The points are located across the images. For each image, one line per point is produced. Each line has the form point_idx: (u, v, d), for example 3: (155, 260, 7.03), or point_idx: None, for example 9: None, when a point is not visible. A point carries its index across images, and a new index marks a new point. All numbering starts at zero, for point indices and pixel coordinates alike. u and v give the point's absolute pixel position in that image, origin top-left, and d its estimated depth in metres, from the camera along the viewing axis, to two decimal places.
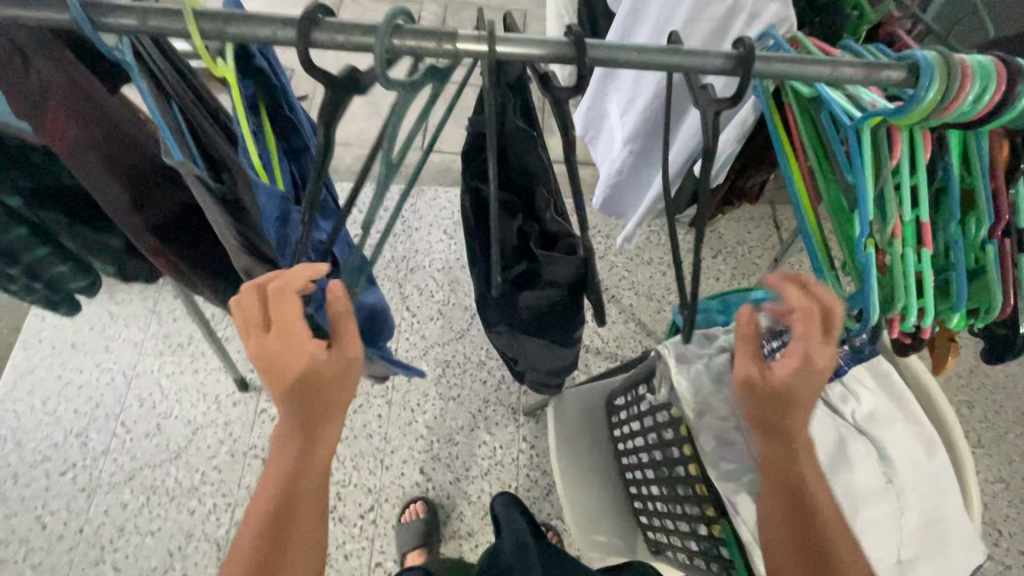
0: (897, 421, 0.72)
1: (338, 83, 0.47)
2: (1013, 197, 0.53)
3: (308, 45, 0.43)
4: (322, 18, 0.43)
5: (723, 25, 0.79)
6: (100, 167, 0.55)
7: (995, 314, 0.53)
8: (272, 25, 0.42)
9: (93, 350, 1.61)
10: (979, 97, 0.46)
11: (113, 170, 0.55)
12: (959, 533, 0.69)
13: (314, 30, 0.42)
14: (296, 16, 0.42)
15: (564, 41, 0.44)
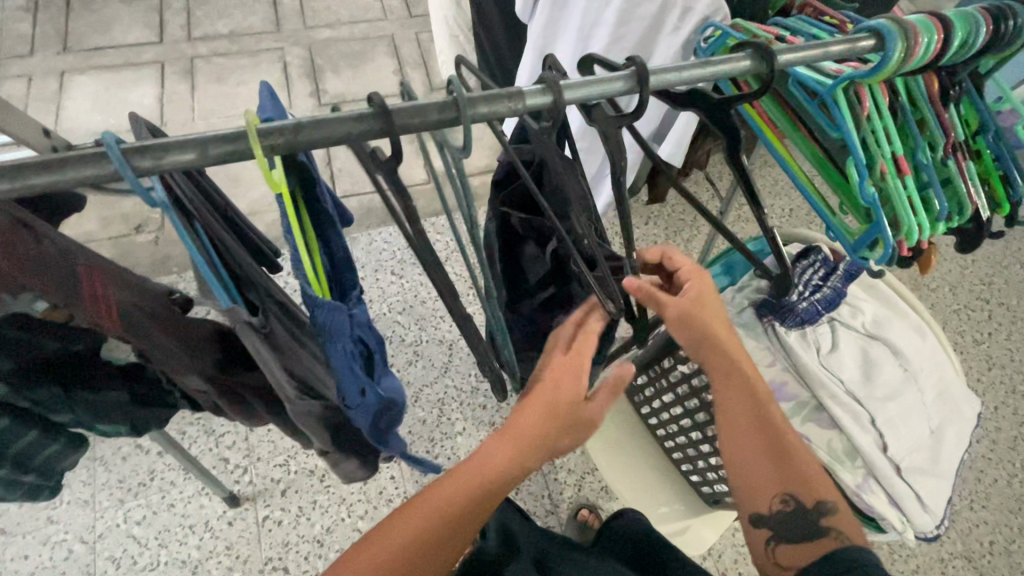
0: (895, 318, 0.84)
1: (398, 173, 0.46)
2: (950, 118, 0.65)
3: (390, 132, 0.42)
4: (391, 104, 0.42)
5: (656, 23, 0.87)
6: (141, 322, 0.53)
7: (968, 212, 0.65)
8: (347, 123, 0.40)
9: (33, 528, 1.35)
10: (929, 44, 0.56)
11: (157, 321, 0.55)
12: (960, 392, 0.84)
13: (392, 117, 0.41)
14: (370, 107, 0.41)
15: (619, 76, 0.47)
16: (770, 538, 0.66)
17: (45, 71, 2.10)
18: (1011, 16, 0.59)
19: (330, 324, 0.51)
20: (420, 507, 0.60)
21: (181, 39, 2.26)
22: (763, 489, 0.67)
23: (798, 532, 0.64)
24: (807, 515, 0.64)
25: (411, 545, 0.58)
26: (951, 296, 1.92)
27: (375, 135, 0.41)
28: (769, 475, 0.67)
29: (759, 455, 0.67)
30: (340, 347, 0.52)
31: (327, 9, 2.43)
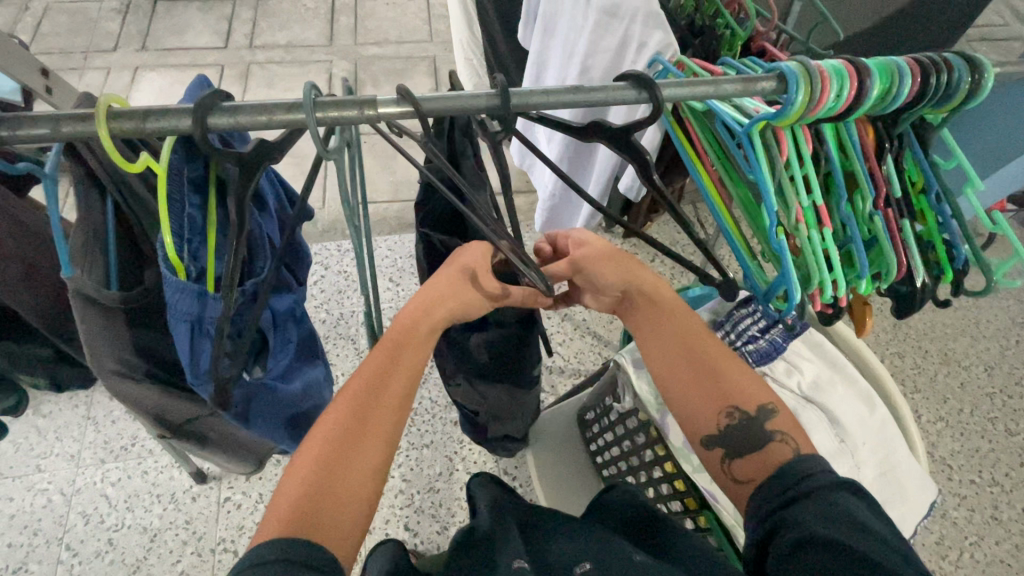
0: (839, 384, 0.78)
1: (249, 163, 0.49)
2: (885, 172, 0.61)
3: (205, 130, 0.44)
4: (218, 103, 0.44)
5: (619, 54, 0.88)
6: (16, 277, 0.54)
7: (894, 274, 0.60)
8: (170, 116, 0.43)
9: (22, 474, 1.46)
10: (839, 94, 0.53)
11: (28, 280, 0.55)
12: (909, 475, 0.76)
13: (208, 115, 0.43)
14: (190, 103, 0.43)
15: (477, 92, 0.48)
16: (723, 458, 0.64)
17: (122, 66, 2.34)
18: (945, 71, 0.55)
19: (175, 303, 0.52)
20: (319, 433, 0.61)
21: (243, 46, 2.47)
22: (704, 412, 0.66)
23: (748, 443, 0.62)
24: (751, 425, 0.63)
25: (324, 463, 0.58)
26: (986, 378, 1.73)
27: (192, 133, 0.44)
28: (706, 398, 0.66)
29: (687, 378, 0.67)
30: (179, 326, 0.54)
31: (377, 28, 2.58)
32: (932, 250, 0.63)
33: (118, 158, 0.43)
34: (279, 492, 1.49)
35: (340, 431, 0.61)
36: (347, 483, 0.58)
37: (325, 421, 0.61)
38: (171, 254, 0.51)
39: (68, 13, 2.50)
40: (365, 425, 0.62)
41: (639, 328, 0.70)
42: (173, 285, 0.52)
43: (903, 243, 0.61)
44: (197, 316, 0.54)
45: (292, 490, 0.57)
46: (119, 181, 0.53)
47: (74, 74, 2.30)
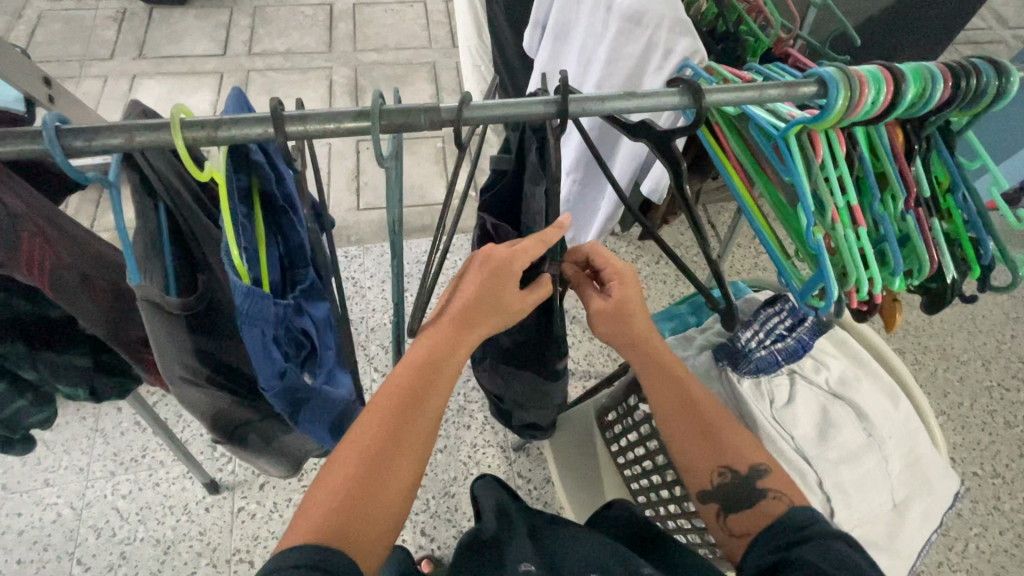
0: (864, 379, 0.81)
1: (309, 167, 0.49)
2: (915, 172, 0.63)
3: (283, 138, 0.45)
4: (291, 111, 0.45)
5: (643, 60, 0.89)
6: (75, 284, 0.55)
7: (927, 271, 0.62)
8: (248, 125, 0.44)
9: (30, 488, 1.44)
10: (877, 97, 0.55)
11: (88, 286, 0.56)
12: (935, 466, 0.78)
13: (285, 123, 0.44)
14: (268, 111, 0.44)
15: (537, 99, 0.49)
16: (720, 513, 0.64)
17: (120, 74, 2.32)
18: (974, 75, 0.58)
19: (248, 308, 0.52)
20: (357, 437, 0.58)
21: (242, 53, 2.46)
22: (698, 465, 0.66)
23: (737, 503, 0.63)
24: (747, 485, 0.63)
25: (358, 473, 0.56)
26: (984, 371, 1.78)
27: (272, 140, 0.45)
28: (702, 453, 0.66)
29: (687, 429, 0.67)
30: (254, 331, 0.54)
31: (376, 35, 2.59)
32: (960, 247, 0.65)
33: (191, 168, 0.44)
34: (293, 500, 1.48)
35: (378, 439, 0.58)
36: (381, 498, 0.56)
37: (361, 429, 0.58)
38: (238, 259, 0.51)
39: (63, 21, 2.47)
40: (393, 447, 0.58)
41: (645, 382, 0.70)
42: (243, 290, 0.52)
43: (933, 241, 0.63)
44: (269, 320, 0.54)
45: (327, 499, 0.55)
46: (168, 187, 0.53)
47: (70, 82, 2.28)
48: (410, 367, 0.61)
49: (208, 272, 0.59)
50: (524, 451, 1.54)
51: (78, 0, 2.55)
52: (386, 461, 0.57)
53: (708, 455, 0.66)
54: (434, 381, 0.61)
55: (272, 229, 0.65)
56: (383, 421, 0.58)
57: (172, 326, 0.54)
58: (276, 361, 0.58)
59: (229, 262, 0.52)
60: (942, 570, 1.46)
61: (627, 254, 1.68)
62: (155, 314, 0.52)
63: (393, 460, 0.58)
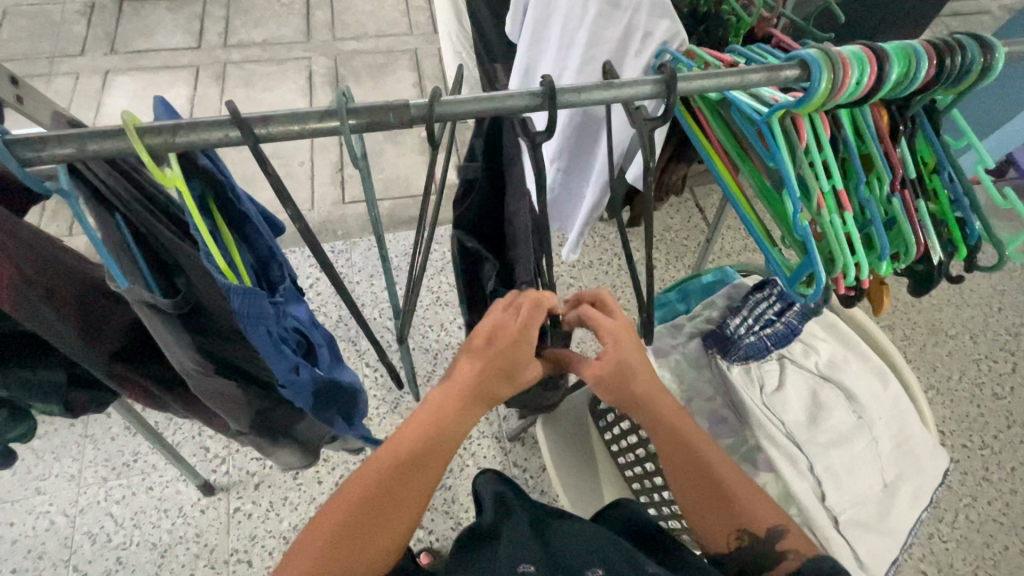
0: (854, 361, 0.80)
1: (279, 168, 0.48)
2: (900, 154, 0.63)
3: (253, 141, 0.43)
4: (257, 112, 0.43)
5: (623, 44, 0.86)
6: (41, 304, 0.53)
7: (914, 253, 0.62)
8: (212, 129, 0.42)
9: (22, 497, 1.42)
10: (860, 78, 0.54)
11: (53, 303, 0.54)
12: (925, 445, 0.78)
13: (252, 126, 0.43)
14: (231, 114, 0.42)
15: (507, 91, 0.48)
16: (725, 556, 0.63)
17: (92, 70, 2.25)
18: (959, 52, 0.56)
19: (248, 307, 0.53)
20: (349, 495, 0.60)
21: (217, 45, 2.39)
22: (714, 529, 0.64)
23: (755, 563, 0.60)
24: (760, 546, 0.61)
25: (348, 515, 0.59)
26: (972, 345, 1.79)
27: (241, 144, 0.43)
28: (715, 514, 0.64)
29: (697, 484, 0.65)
30: (260, 328, 0.55)
31: (355, 22, 2.53)
32: (947, 228, 0.65)
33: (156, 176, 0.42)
34: (289, 498, 1.48)
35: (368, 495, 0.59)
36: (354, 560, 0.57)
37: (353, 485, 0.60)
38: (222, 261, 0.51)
39: (29, 16, 2.39)
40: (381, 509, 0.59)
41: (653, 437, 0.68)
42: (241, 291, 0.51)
43: (920, 223, 0.63)
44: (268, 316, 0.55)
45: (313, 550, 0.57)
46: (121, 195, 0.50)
47: (41, 81, 2.21)
48: (420, 419, 0.63)
49: (184, 278, 0.58)
50: (520, 441, 1.54)
51: None
52: (375, 521, 0.59)
53: (724, 519, 0.63)
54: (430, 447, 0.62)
55: (236, 236, 0.61)
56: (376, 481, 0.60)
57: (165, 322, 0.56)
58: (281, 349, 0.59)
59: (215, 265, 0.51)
60: (934, 541, 1.49)
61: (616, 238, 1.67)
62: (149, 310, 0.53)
63: (380, 522, 0.59)
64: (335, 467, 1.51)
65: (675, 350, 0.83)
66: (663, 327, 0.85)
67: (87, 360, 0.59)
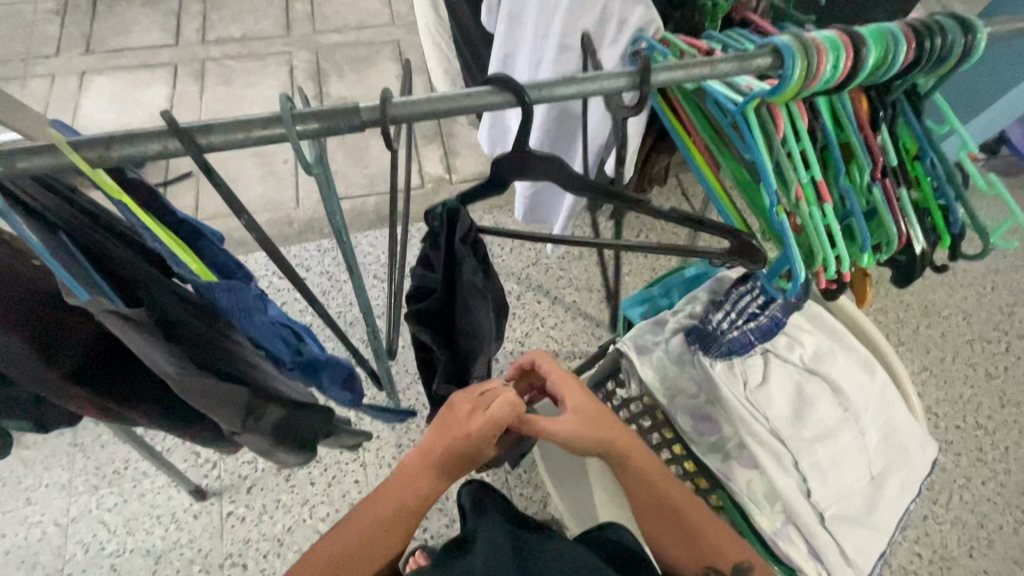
0: (839, 353, 0.79)
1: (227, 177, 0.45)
2: (881, 141, 0.61)
3: (197, 150, 0.41)
4: (197, 120, 0.41)
5: (598, 33, 0.84)
6: None
7: (895, 244, 0.60)
8: (151, 140, 0.40)
9: (12, 508, 1.42)
10: (836, 64, 0.52)
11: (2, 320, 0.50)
12: (912, 435, 0.77)
13: (194, 134, 0.40)
14: (168, 125, 0.40)
15: (462, 88, 0.46)
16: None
17: (68, 71, 2.21)
18: (939, 34, 0.54)
19: (233, 299, 0.55)
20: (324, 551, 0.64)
21: (195, 42, 2.34)
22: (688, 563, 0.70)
23: None
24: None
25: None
26: (965, 325, 1.78)
27: (182, 153, 0.41)
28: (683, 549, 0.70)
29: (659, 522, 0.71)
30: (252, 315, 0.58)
31: (336, 14, 2.47)
32: (930, 217, 0.63)
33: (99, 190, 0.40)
34: (282, 501, 1.47)
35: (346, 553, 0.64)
36: None
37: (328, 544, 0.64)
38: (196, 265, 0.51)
39: (1, 18, 2.34)
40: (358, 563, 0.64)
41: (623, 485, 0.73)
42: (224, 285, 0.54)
43: (901, 212, 0.61)
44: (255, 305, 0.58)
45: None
46: (63, 216, 0.49)
47: (16, 84, 2.16)
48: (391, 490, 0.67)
49: (144, 289, 0.54)
50: None
51: None
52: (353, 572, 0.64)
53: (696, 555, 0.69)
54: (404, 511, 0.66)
55: None
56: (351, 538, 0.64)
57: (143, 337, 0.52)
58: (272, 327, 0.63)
59: (190, 269, 0.52)
60: (928, 522, 1.49)
61: (605, 229, 1.64)
62: (125, 325, 0.50)
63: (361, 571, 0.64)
64: (327, 468, 1.51)
65: (658, 346, 0.82)
66: (645, 324, 0.83)
67: (50, 390, 0.55)
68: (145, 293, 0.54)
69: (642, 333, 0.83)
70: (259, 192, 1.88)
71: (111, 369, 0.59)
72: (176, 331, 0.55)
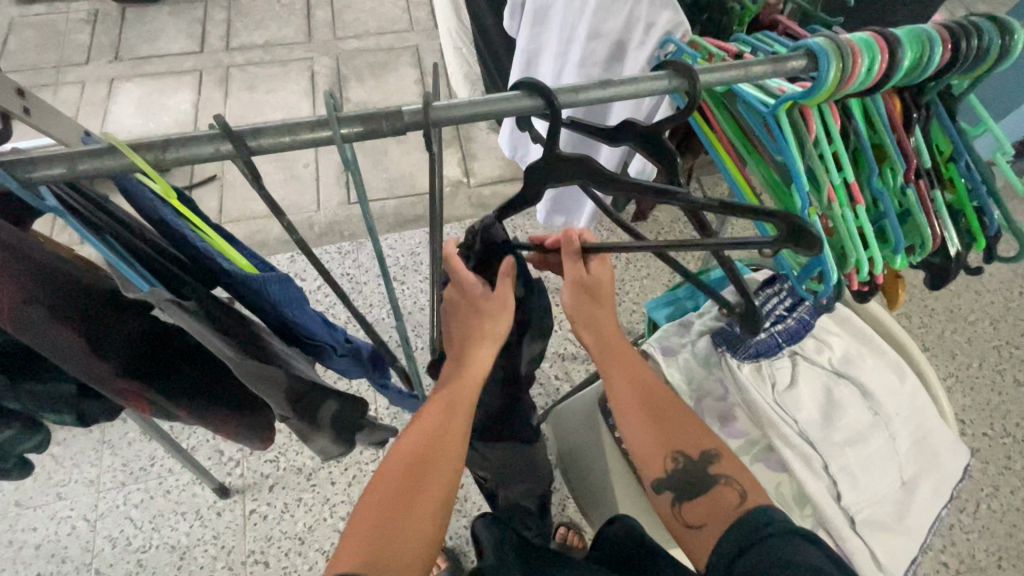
0: (869, 357, 0.78)
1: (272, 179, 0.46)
2: (914, 143, 0.60)
3: (245, 153, 0.42)
4: (246, 122, 0.42)
5: (626, 37, 0.84)
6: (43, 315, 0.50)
7: (929, 246, 0.60)
8: (202, 142, 0.41)
9: (43, 503, 1.45)
10: (871, 65, 0.52)
11: (57, 315, 0.51)
12: (943, 441, 0.76)
13: (244, 138, 0.41)
14: (221, 129, 0.41)
15: (500, 93, 0.46)
16: (675, 503, 0.68)
17: (98, 78, 2.27)
18: (976, 35, 0.54)
19: (284, 291, 0.56)
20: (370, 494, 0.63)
21: (219, 49, 2.39)
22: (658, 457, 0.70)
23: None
24: (696, 470, 0.68)
25: (368, 536, 0.58)
26: (992, 331, 1.75)
27: (231, 156, 0.42)
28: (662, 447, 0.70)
29: (654, 432, 0.71)
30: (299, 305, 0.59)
31: (356, 21, 2.51)
32: (965, 219, 0.63)
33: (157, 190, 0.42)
34: (303, 499, 1.49)
35: (387, 492, 0.62)
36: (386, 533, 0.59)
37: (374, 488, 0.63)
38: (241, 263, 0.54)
39: (35, 27, 2.41)
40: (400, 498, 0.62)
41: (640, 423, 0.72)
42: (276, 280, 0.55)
43: (935, 215, 0.61)
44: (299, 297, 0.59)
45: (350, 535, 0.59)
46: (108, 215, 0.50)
47: (48, 90, 2.23)
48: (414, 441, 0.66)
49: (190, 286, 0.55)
50: None
51: (48, 4, 2.48)
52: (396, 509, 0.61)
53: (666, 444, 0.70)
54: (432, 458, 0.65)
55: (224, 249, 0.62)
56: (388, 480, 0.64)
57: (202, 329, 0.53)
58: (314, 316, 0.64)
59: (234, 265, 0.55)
60: (954, 532, 1.46)
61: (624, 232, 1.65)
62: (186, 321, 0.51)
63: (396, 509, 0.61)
64: (348, 468, 1.52)
65: (684, 349, 0.82)
66: (671, 326, 0.83)
67: (99, 384, 0.56)
68: (193, 289, 0.55)
69: (668, 335, 0.83)
70: (282, 195, 1.91)
71: (155, 363, 0.60)
72: (228, 325, 0.56)
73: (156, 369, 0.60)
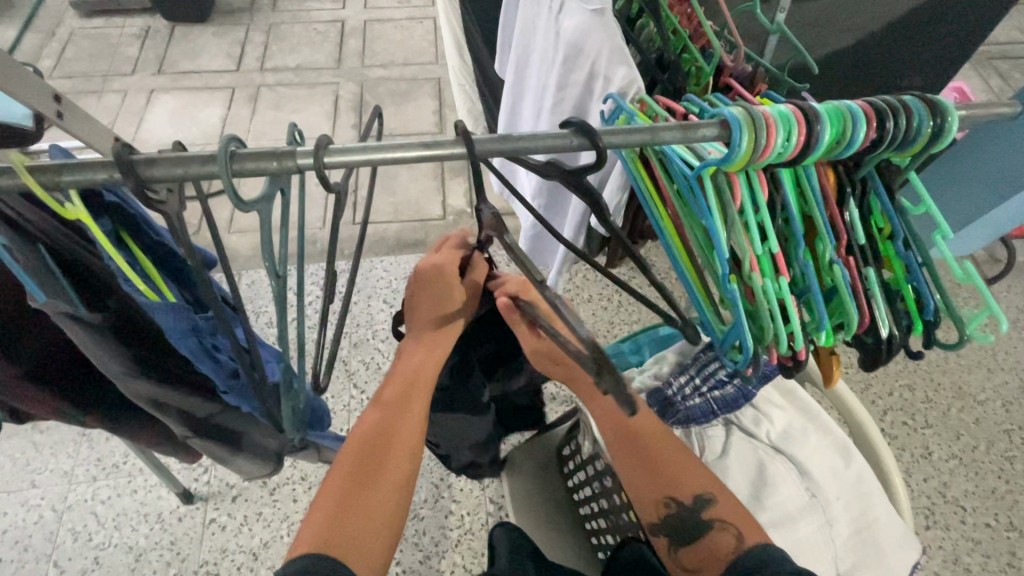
0: (811, 433, 0.75)
1: (172, 209, 0.48)
2: (848, 219, 0.58)
3: (138, 179, 0.44)
4: (140, 155, 0.44)
5: (590, 88, 0.85)
6: None
7: (855, 326, 0.57)
8: (96, 170, 0.44)
9: (17, 489, 1.49)
10: (787, 140, 0.51)
11: None
12: (889, 532, 0.70)
13: (137, 167, 0.44)
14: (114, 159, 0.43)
15: (400, 142, 0.48)
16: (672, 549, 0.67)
17: (138, 89, 2.43)
18: (904, 114, 0.52)
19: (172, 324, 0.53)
20: (337, 472, 0.66)
21: (254, 69, 2.53)
22: (643, 497, 0.68)
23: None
24: (690, 517, 0.65)
25: (328, 520, 0.62)
26: (1003, 414, 1.64)
27: (124, 182, 0.45)
28: (647, 486, 0.68)
29: (637, 471, 0.68)
30: (189, 343, 0.56)
31: (384, 50, 2.63)
32: (900, 303, 0.60)
33: (55, 208, 0.45)
34: (263, 514, 1.48)
35: (352, 472, 0.66)
36: (359, 509, 0.63)
37: (337, 470, 0.66)
38: (140, 286, 0.51)
39: (91, 38, 2.61)
40: (368, 475, 0.66)
41: (622, 465, 0.70)
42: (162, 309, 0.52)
43: (865, 294, 0.58)
44: (195, 330, 0.56)
45: (323, 509, 0.63)
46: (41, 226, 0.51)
47: (92, 96, 2.39)
48: (374, 428, 0.69)
49: (115, 297, 0.57)
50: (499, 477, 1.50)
51: (107, 19, 2.69)
52: (367, 488, 0.65)
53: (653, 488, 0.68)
54: (391, 442, 0.68)
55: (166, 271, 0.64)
56: (352, 461, 0.67)
57: (98, 340, 0.55)
58: (224, 360, 0.61)
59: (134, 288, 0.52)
60: None
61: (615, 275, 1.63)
62: (79, 330, 0.53)
63: (366, 487, 0.65)
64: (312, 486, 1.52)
65: None
66: None
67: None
68: (115, 300, 0.57)
69: None
70: None
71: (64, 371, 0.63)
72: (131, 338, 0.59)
73: (62, 378, 0.64)
